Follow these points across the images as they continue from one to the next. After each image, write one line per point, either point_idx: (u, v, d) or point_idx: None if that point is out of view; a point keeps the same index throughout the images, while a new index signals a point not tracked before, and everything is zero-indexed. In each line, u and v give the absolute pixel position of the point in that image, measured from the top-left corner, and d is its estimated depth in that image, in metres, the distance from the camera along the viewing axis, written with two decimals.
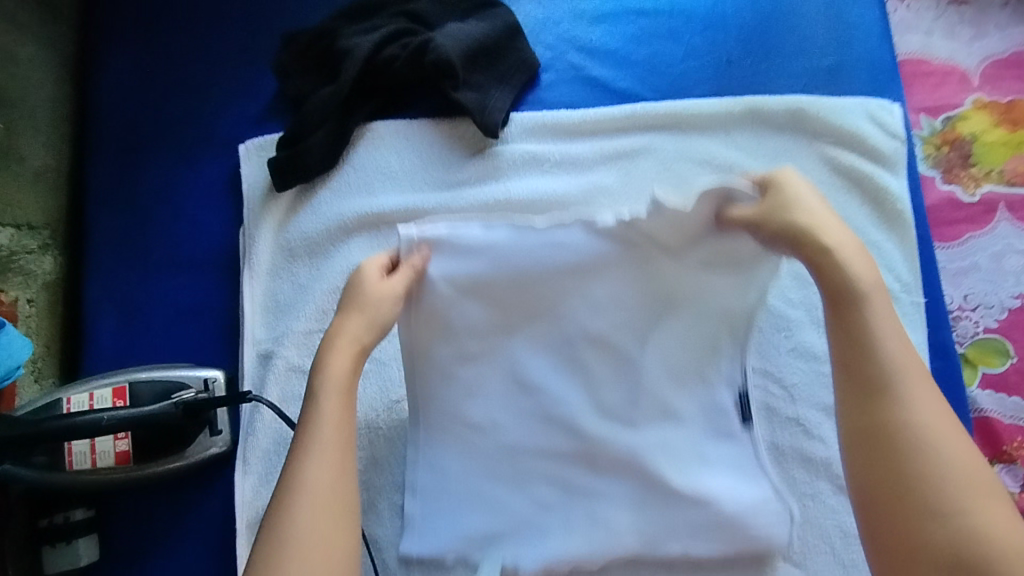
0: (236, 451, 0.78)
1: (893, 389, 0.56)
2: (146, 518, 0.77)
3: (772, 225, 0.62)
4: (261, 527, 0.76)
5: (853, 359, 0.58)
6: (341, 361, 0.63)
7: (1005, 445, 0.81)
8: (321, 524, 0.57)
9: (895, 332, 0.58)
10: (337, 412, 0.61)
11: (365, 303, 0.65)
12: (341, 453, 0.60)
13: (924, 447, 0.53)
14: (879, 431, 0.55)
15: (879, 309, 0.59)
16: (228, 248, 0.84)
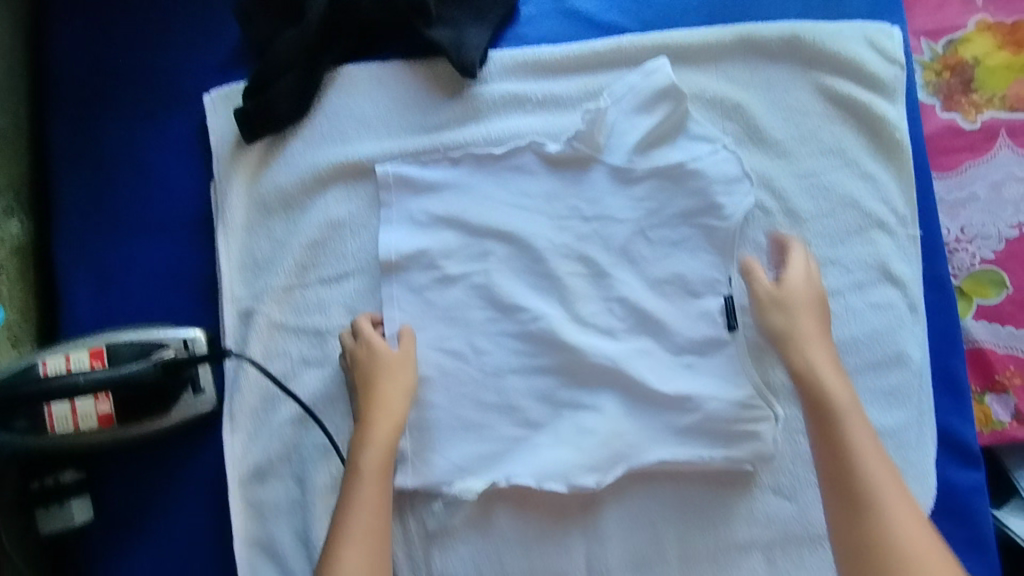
0: (223, 408, 0.77)
1: (885, 531, 0.59)
2: (137, 477, 0.77)
3: (778, 312, 0.71)
4: (254, 481, 0.77)
5: (840, 489, 0.62)
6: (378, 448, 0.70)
7: (997, 375, 0.81)
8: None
9: (880, 463, 0.63)
10: (376, 463, 0.69)
11: (385, 371, 0.73)
12: (373, 538, 0.66)
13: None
14: (871, 557, 0.59)
15: (862, 438, 0.64)
16: (201, 203, 0.81)
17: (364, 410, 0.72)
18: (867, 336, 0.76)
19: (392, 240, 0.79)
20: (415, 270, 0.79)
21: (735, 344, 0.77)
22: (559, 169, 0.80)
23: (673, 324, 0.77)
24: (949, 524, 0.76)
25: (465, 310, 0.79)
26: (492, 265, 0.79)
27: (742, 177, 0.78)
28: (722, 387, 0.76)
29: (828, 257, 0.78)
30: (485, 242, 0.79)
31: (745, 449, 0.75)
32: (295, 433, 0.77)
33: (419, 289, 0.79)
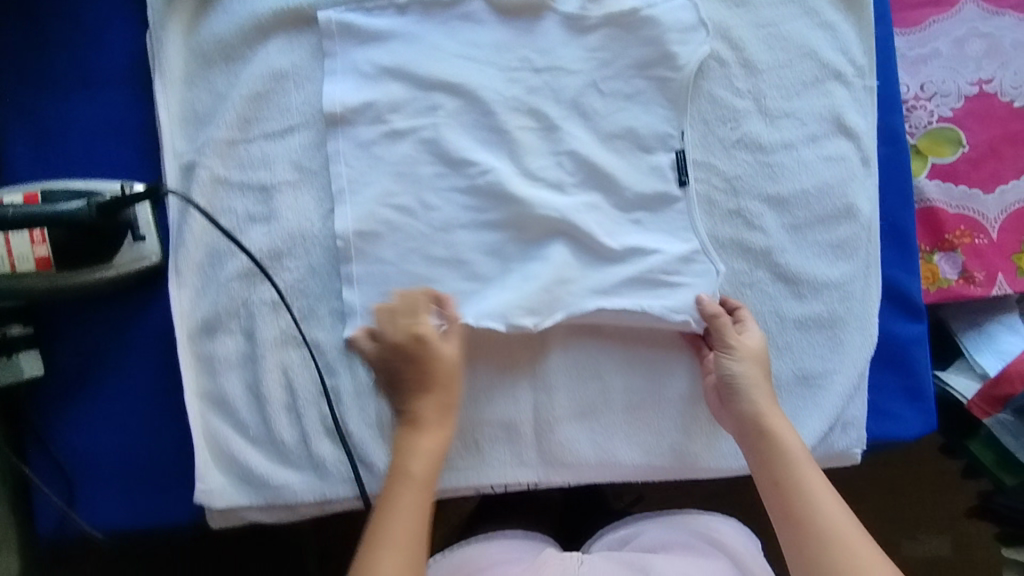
0: (169, 263, 0.76)
1: (807, 506, 0.63)
2: (86, 332, 0.77)
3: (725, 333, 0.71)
4: (203, 335, 0.77)
5: (770, 473, 0.66)
6: (423, 455, 0.68)
7: (947, 233, 0.81)
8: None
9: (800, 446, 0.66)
10: (422, 469, 0.68)
11: (438, 373, 0.70)
12: (415, 544, 0.64)
13: (842, 553, 0.60)
14: (801, 531, 0.62)
15: (784, 427, 0.67)
16: (139, 54, 0.78)
17: (417, 416, 0.69)
18: (817, 189, 0.76)
19: (337, 92, 0.76)
20: (361, 124, 0.76)
21: (686, 200, 0.76)
22: (510, 18, 0.77)
23: (623, 177, 0.76)
24: (884, 373, 0.78)
25: (414, 165, 0.76)
26: (440, 119, 0.76)
27: (698, 25, 0.76)
28: (668, 242, 0.75)
29: (783, 110, 0.76)
30: (434, 95, 0.76)
31: (684, 301, 0.74)
32: (242, 288, 0.77)
33: (366, 144, 0.76)
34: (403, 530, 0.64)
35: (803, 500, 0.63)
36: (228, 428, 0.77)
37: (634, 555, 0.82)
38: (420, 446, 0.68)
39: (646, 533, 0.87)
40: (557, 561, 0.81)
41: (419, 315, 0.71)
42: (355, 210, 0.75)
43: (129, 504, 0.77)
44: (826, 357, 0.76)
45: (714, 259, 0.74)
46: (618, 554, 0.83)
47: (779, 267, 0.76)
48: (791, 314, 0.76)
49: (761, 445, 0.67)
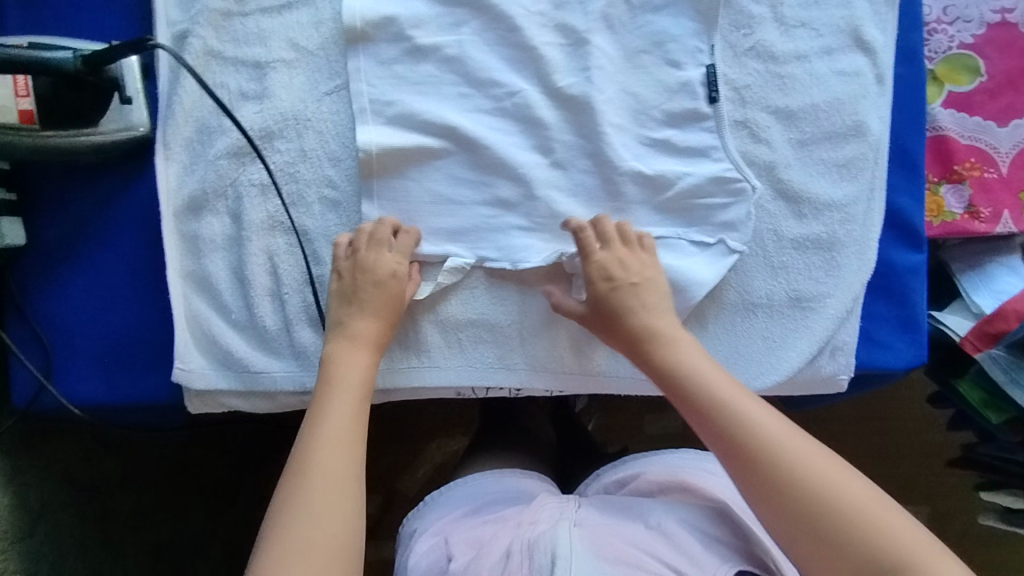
0: (156, 136, 0.74)
1: (732, 411, 0.59)
2: (69, 202, 0.75)
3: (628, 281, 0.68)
4: (188, 214, 0.74)
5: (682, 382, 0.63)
6: (355, 363, 0.66)
7: (956, 165, 0.79)
8: (327, 509, 0.58)
9: (700, 352, 0.65)
10: (359, 378, 0.65)
11: (365, 290, 0.68)
12: (350, 442, 0.62)
13: (766, 447, 0.57)
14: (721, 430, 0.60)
15: (687, 342, 0.65)
16: None
17: (342, 328, 0.68)
18: (828, 104, 0.74)
19: (356, 5, 0.73)
20: (382, 41, 0.73)
21: (715, 118, 0.73)
22: None
23: (647, 96, 0.73)
24: (879, 301, 0.76)
25: (436, 85, 0.73)
26: (464, 36, 0.73)
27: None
28: (698, 164, 0.73)
29: (799, 19, 0.74)
30: (457, 11, 0.73)
31: (716, 221, 0.73)
32: (231, 167, 0.74)
33: (387, 63, 0.73)
34: (333, 438, 0.61)
35: (727, 406, 0.60)
36: (209, 309, 0.74)
37: (630, 501, 0.77)
38: (344, 347, 0.67)
39: (645, 475, 0.83)
40: (553, 506, 0.75)
41: (384, 248, 0.70)
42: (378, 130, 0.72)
43: (104, 380, 0.75)
44: (821, 279, 0.74)
45: (747, 177, 0.73)
46: (615, 500, 0.77)
47: (781, 183, 0.74)
48: (789, 233, 0.74)
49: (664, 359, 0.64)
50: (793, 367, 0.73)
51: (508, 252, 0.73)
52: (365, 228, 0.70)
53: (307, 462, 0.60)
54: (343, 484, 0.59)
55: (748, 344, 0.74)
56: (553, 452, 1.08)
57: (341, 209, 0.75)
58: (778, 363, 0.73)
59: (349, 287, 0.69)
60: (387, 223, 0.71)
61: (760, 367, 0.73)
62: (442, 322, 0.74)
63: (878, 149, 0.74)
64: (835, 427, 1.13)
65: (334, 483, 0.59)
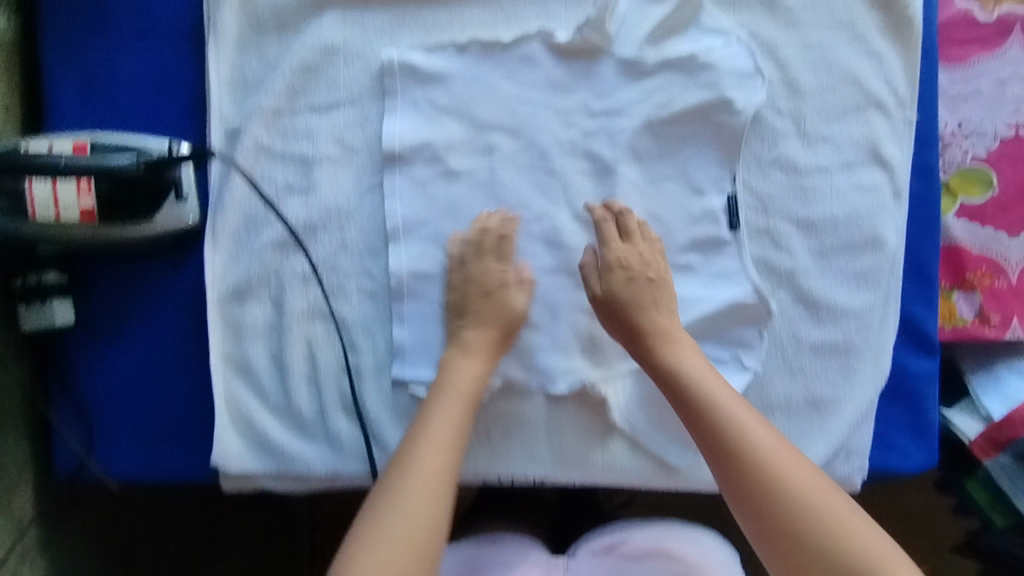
0: (206, 226, 0.77)
1: (723, 418, 0.66)
2: (118, 286, 0.78)
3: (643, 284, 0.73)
4: (233, 301, 0.78)
5: (681, 398, 0.69)
6: (467, 374, 0.71)
7: (968, 273, 0.82)
8: (421, 496, 0.63)
9: (699, 361, 0.71)
10: (470, 389, 0.70)
11: (488, 309, 0.73)
12: (450, 453, 0.66)
13: (754, 456, 0.63)
14: (715, 437, 0.65)
15: (687, 350, 0.71)
16: (191, 18, 0.77)
17: (458, 339, 0.73)
18: (847, 217, 0.77)
19: (396, 129, 0.77)
20: (418, 162, 0.78)
21: (736, 244, 0.77)
22: (559, 19, 0.78)
23: (671, 222, 0.78)
24: (893, 405, 0.79)
25: (470, 204, 0.78)
26: (496, 160, 0.78)
27: (755, 73, 0.77)
28: (719, 288, 0.77)
29: (821, 134, 0.77)
30: (491, 135, 0.78)
31: (732, 337, 0.77)
32: (275, 258, 0.77)
33: (423, 182, 0.78)
34: (439, 441, 0.66)
35: (721, 419, 0.66)
36: (249, 392, 0.77)
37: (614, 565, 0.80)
38: (459, 360, 0.72)
39: (630, 540, 0.81)
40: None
41: (490, 257, 0.75)
42: (408, 250, 0.78)
43: (143, 458, 0.77)
44: (837, 383, 0.77)
45: (766, 298, 0.76)
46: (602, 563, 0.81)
47: (802, 290, 0.77)
48: (808, 338, 0.77)
49: (660, 363, 0.71)
50: None
51: (538, 373, 0.77)
52: (471, 239, 0.76)
53: (411, 458, 0.65)
54: (439, 489, 0.64)
55: None
56: (551, 515, 1.01)
57: (378, 300, 0.78)
58: None
59: (459, 295, 0.75)
60: (490, 224, 0.76)
61: None
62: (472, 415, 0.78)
63: (895, 261, 0.77)
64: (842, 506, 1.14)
65: (429, 476, 0.64)
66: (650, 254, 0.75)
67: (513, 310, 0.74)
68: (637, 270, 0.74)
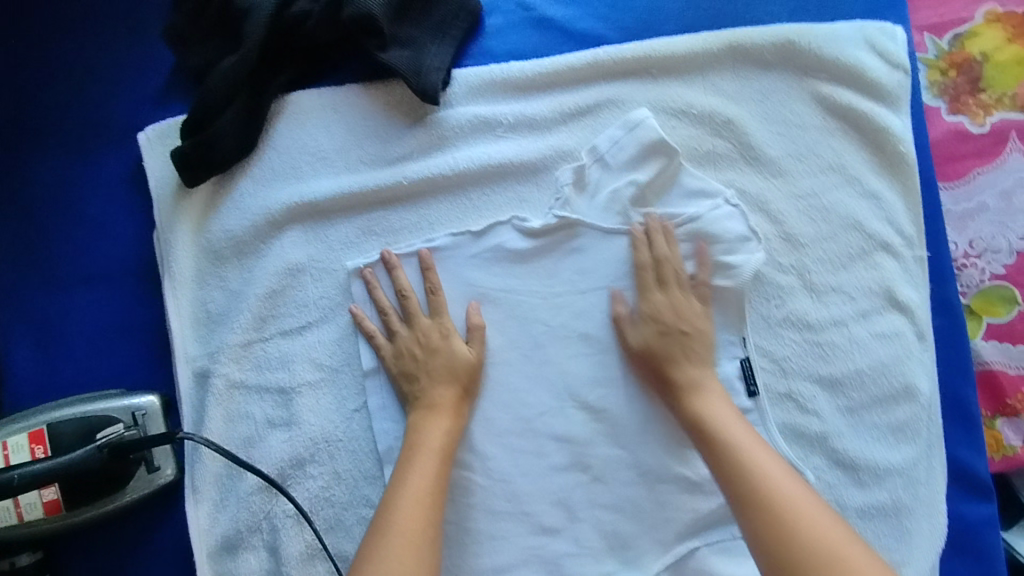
0: (185, 479, 0.71)
1: (747, 466, 0.61)
2: (99, 556, 0.70)
3: (677, 312, 0.70)
4: (223, 554, 0.71)
5: (711, 450, 0.64)
6: (436, 431, 0.67)
7: (1010, 398, 0.76)
8: (403, 563, 0.58)
9: (724, 407, 0.66)
10: (441, 444, 0.67)
11: (430, 370, 0.69)
12: (425, 533, 0.61)
13: (791, 513, 0.57)
14: (746, 489, 0.59)
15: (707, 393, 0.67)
16: (148, 255, 0.73)
17: (417, 395, 0.69)
18: (873, 368, 0.71)
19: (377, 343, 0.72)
20: None
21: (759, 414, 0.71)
22: (535, 199, 0.74)
23: None
24: (961, 561, 0.72)
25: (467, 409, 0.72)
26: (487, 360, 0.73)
27: (750, 234, 0.72)
28: None
29: (829, 283, 0.72)
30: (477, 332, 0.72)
31: None
32: (263, 501, 0.71)
33: None
34: (416, 499, 0.62)
35: (752, 472, 0.60)
36: None
37: None
38: (420, 438, 0.67)
39: None
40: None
41: (423, 317, 0.71)
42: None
43: None
44: (896, 550, 0.70)
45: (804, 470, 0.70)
46: None
47: (838, 453, 0.71)
48: (854, 504, 0.71)
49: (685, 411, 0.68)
50: None
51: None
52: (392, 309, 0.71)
53: (387, 525, 0.60)
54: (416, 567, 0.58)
55: None
56: None
57: None
58: None
59: (405, 359, 0.70)
60: (405, 285, 0.71)
61: None
62: None
63: (931, 410, 0.71)
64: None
65: (410, 538, 0.60)
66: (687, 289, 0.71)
67: (457, 354, 0.70)
68: (666, 306, 0.70)
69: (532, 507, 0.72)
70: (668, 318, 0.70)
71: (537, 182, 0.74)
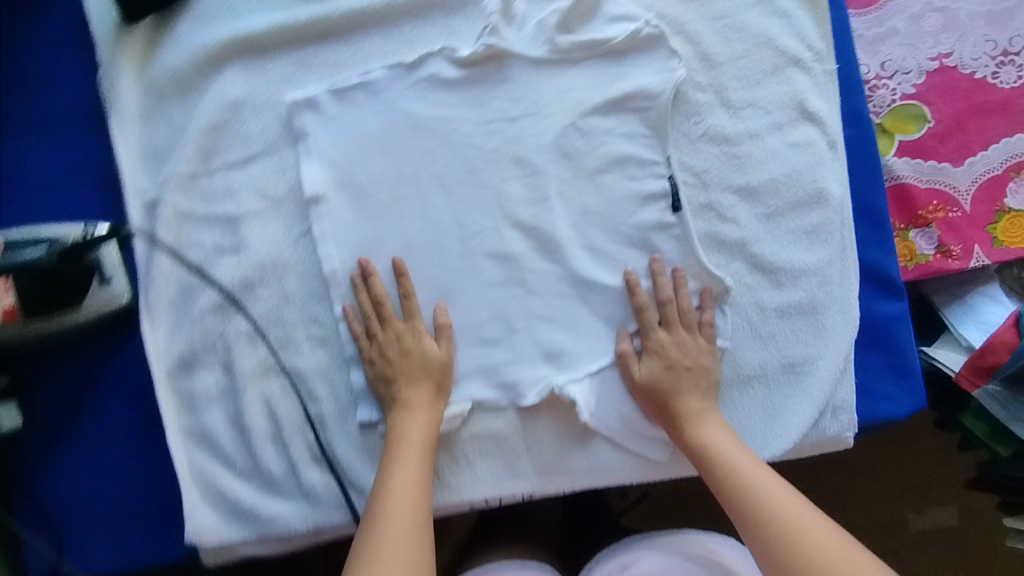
0: (139, 304, 0.74)
1: (743, 483, 0.66)
2: (60, 381, 0.75)
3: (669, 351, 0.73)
4: (182, 372, 0.75)
5: (704, 463, 0.69)
6: (413, 426, 0.70)
7: (920, 210, 0.81)
8: (396, 549, 0.62)
9: (724, 432, 0.70)
10: (421, 439, 0.70)
11: (409, 373, 0.72)
12: (417, 519, 0.65)
13: (791, 526, 0.61)
14: (741, 500, 0.65)
15: (721, 430, 0.70)
16: (93, 98, 0.77)
17: (400, 394, 0.72)
18: (786, 177, 0.76)
19: (317, 173, 0.76)
20: (342, 200, 0.76)
21: (682, 224, 0.76)
22: (464, 30, 0.78)
23: (610, 212, 0.76)
24: (870, 353, 0.78)
25: (407, 232, 0.76)
26: (424, 187, 0.76)
27: (669, 55, 0.76)
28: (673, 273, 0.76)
29: (745, 100, 0.76)
30: (415, 158, 0.76)
31: None
32: (217, 321, 0.75)
33: (354, 220, 0.76)
34: (405, 492, 0.66)
35: (748, 486, 0.65)
36: (213, 461, 0.75)
37: None
38: (400, 433, 0.70)
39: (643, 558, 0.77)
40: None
41: (398, 320, 0.74)
42: (352, 290, 0.76)
43: (115, 553, 0.74)
44: (808, 342, 0.76)
45: (723, 274, 0.76)
46: None
47: (755, 257, 0.76)
48: (771, 303, 0.76)
49: (702, 453, 0.69)
50: (796, 435, 0.75)
51: (507, 388, 0.75)
52: (369, 312, 0.74)
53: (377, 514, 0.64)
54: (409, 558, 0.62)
55: (751, 416, 0.76)
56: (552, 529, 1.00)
57: (331, 344, 0.76)
58: (784, 431, 0.75)
59: (382, 357, 0.73)
60: (380, 293, 0.74)
61: (767, 437, 0.76)
62: (450, 440, 0.76)
63: (841, 211, 0.76)
64: (855, 462, 1.09)
65: (402, 529, 0.63)
66: (678, 334, 0.74)
67: (430, 356, 0.73)
68: (650, 313, 0.74)
69: (472, 320, 0.76)
70: (658, 370, 0.72)
71: (465, 15, 0.78)
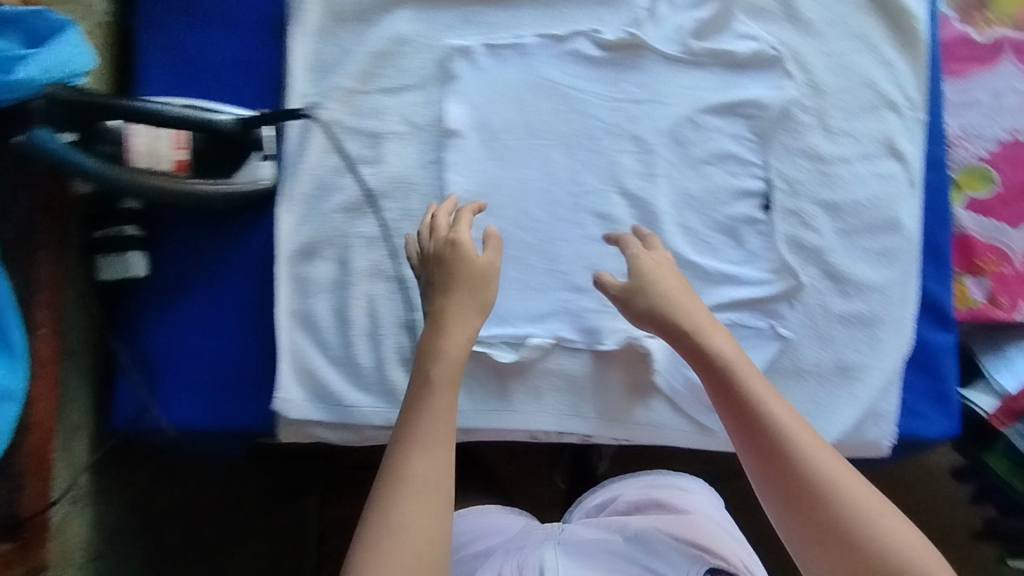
0: (280, 190, 0.83)
1: (757, 410, 0.65)
2: (189, 242, 0.82)
3: (686, 299, 0.72)
4: (302, 258, 0.82)
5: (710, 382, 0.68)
6: (454, 339, 0.68)
7: (978, 260, 0.89)
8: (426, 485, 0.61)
9: (737, 354, 0.69)
10: (451, 371, 0.67)
11: (442, 281, 0.71)
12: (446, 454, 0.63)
13: (800, 455, 0.62)
14: (747, 422, 0.65)
15: (730, 349, 0.69)
16: (278, 10, 0.88)
17: (441, 316, 0.69)
18: (868, 201, 0.85)
19: (459, 111, 0.85)
20: (475, 139, 0.85)
21: (768, 223, 0.85)
22: (610, 19, 0.88)
23: (707, 199, 0.85)
24: (916, 375, 0.85)
25: (526, 178, 0.85)
26: (550, 143, 0.85)
27: (781, 77, 0.87)
28: (752, 265, 0.84)
29: (842, 129, 0.87)
30: (546, 118, 0.86)
31: (767, 308, 0.84)
32: (343, 220, 0.83)
33: (482, 158, 0.85)
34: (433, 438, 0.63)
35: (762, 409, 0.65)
36: (311, 344, 0.81)
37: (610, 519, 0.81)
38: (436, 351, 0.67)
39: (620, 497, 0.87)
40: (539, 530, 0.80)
41: (442, 232, 0.75)
42: None
43: (202, 407, 0.80)
44: (863, 351, 0.84)
45: (797, 274, 0.83)
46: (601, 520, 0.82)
47: (829, 265, 0.84)
48: (836, 308, 0.84)
49: (713, 371, 0.68)
50: (840, 432, 0.82)
51: (588, 333, 0.82)
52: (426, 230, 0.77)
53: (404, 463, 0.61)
54: (437, 500, 0.61)
55: (801, 407, 0.83)
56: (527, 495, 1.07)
57: None
58: (829, 426, 0.82)
59: (428, 272, 0.74)
60: (440, 216, 0.77)
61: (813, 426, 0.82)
62: (526, 370, 0.82)
63: (912, 240, 0.85)
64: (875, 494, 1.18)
65: (430, 474, 0.61)
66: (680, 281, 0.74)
67: (471, 264, 0.72)
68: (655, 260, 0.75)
69: (568, 268, 0.83)
70: (675, 300, 0.71)
71: (615, 7, 0.88)
